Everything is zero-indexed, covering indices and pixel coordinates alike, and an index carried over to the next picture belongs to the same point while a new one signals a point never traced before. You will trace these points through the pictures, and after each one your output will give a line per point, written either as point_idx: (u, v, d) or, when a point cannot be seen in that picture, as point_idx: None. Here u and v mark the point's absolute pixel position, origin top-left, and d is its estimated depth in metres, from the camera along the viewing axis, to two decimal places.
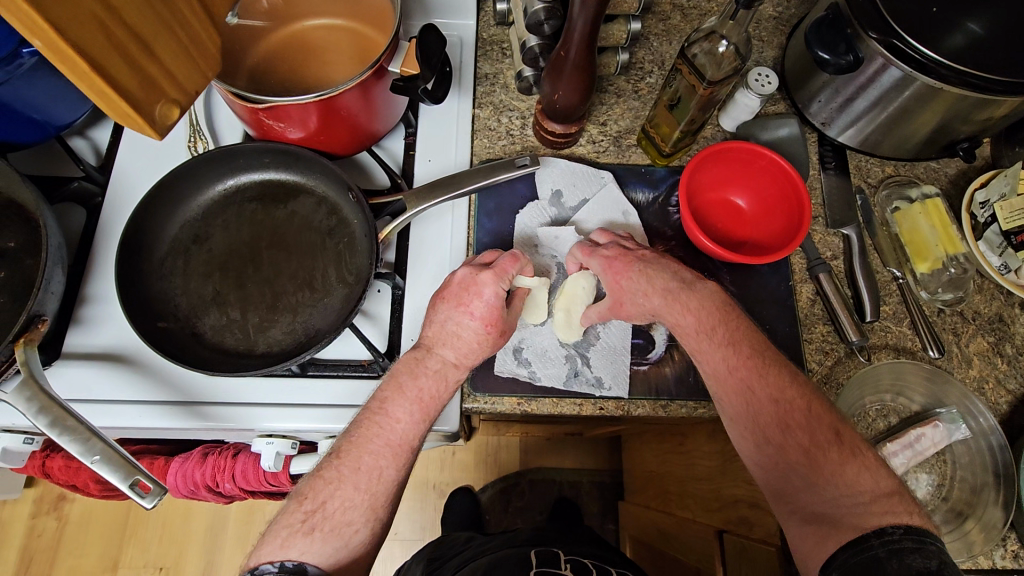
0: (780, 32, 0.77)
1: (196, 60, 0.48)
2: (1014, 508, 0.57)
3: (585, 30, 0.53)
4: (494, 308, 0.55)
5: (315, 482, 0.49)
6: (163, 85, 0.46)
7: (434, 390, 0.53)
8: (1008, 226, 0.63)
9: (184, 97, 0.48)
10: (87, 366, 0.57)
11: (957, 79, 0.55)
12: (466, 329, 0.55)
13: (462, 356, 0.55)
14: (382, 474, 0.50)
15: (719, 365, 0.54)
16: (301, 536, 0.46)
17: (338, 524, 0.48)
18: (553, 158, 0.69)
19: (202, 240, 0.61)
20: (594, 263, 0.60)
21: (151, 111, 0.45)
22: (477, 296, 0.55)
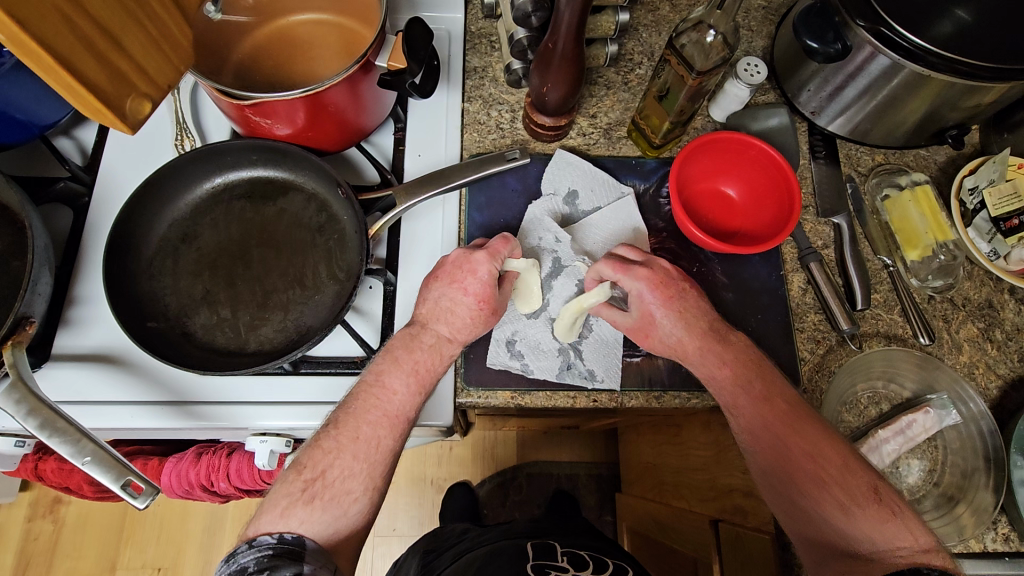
0: (769, 22, 0.77)
1: (167, 54, 0.48)
2: (1004, 491, 0.57)
3: (573, 21, 0.53)
4: (488, 286, 0.55)
5: (313, 452, 0.49)
6: (134, 78, 0.45)
7: (430, 363, 0.53)
8: (997, 212, 0.64)
9: (156, 91, 0.47)
10: (77, 367, 0.57)
11: (945, 66, 0.55)
12: (460, 306, 0.55)
13: (456, 333, 0.55)
14: (380, 443, 0.50)
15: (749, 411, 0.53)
16: (301, 505, 0.46)
17: (338, 492, 0.48)
18: (568, 154, 0.68)
19: (191, 239, 0.60)
20: (630, 280, 0.56)
21: (123, 106, 0.45)
22: (473, 275, 0.55)
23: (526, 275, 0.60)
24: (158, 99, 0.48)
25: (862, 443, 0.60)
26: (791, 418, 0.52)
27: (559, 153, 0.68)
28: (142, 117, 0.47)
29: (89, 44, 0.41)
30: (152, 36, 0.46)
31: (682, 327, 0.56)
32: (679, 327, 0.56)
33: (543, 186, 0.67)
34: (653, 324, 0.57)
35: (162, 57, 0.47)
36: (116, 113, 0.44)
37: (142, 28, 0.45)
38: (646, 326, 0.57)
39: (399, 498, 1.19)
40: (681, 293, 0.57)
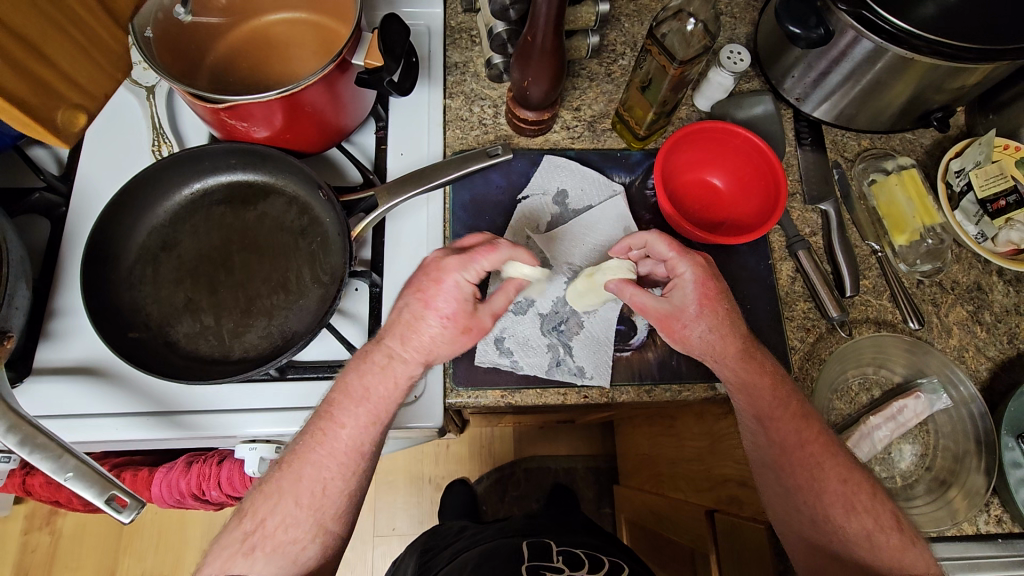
0: (752, 8, 0.76)
1: (86, 49, 0.36)
2: (996, 474, 0.57)
3: (551, 13, 0.52)
4: (457, 300, 0.50)
5: (255, 499, 0.49)
6: (59, 86, 0.35)
7: (383, 391, 0.50)
8: (984, 194, 0.65)
9: (84, 98, 0.37)
10: (60, 380, 0.56)
11: (928, 49, 0.54)
12: (423, 322, 0.50)
13: (422, 352, 0.51)
14: (325, 490, 0.49)
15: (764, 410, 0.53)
16: (240, 557, 0.46)
17: (281, 542, 0.47)
18: (554, 156, 0.68)
19: (169, 247, 0.59)
20: (685, 265, 0.55)
21: (51, 117, 0.36)
22: (442, 287, 0.50)
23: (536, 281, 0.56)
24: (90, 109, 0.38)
25: (853, 430, 0.60)
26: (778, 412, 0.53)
27: (547, 158, 0.67)
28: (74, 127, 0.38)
29: (19, 60, 0.32)
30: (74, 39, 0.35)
31: (724, 326, 0.54)
32: (716, 324, 0.54)
33: (530, 185, 0.66)
34: (691, 318, 0.54)
35: (75, 50, 0.35)
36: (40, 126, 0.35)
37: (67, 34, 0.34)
38: (678, 319, 0.55)
39: (398, 497, 1.19)
40: (726, 297, 0.55)
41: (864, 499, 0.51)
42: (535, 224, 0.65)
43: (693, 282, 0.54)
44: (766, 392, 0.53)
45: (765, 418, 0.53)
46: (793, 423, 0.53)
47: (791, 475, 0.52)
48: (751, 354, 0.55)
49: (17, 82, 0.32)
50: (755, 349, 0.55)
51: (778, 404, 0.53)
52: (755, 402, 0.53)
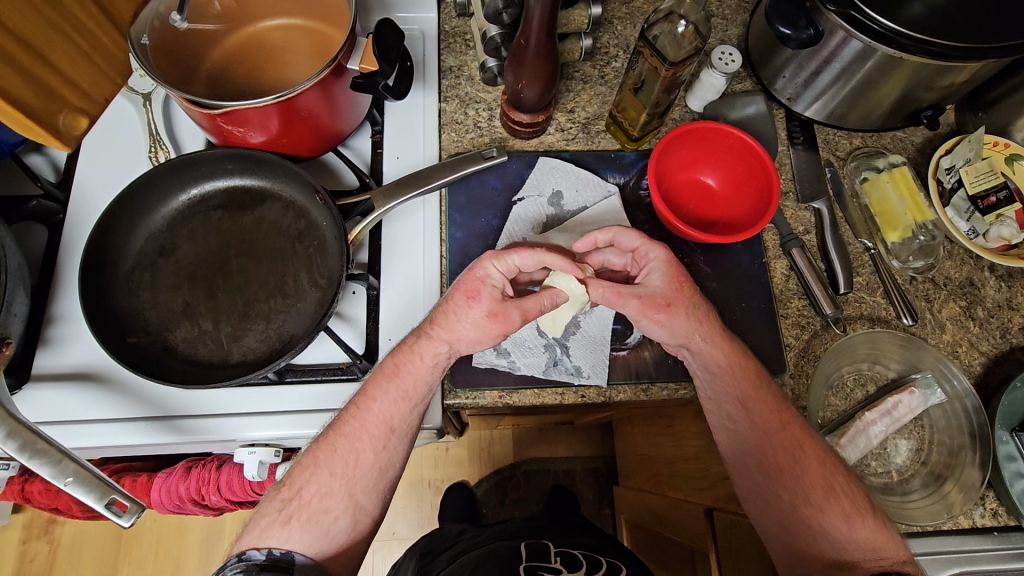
0: (743, 9, 0.77)
1: (89, 68, 0.46)
2: (990, 467, 0.58)
3: (544, 17, 0.52)
4: (486, 287, 0.53)
5: (293, 471, 0.51)
6: (64, 92, 0.45)
7: (412, 368, 0.53)
8: (975, 190, 0.66)
9: (87, 105, 0.47)
10: (59, 386, 0.56)
11: (916, 48, 0.55)
12: (453, 306, 0.53)
13: (447, 335, 0.53)
14: (359, 459, 0.51)
15: (750, 393, 0.55)
16: (278, 526, 0.48)
17: (316, 512, 0.49)
18: (548, 158, 0.68)
19: (168, 251, 0.59)
20: (654, 251, 0.57)
21: (57, 119, 0.44)
22: (476, 273, 0.53)
23: (574, 299, 0.57)
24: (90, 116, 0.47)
25: (849, 426, 0.60)
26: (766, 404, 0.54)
27: (542, 160, 0.68)
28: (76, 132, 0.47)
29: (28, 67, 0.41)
30: (74, 53, 0.45)
31: (699, 312, 0.56)
32: (688, 311, 0.55)
33: (525, 187, 0.67)
34: (665, 303, 0.55)
35: (82, 69, 0.46)
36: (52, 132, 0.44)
37: (41, 31, 0.41)
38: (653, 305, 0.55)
39: (397, 501, 1.19)
40: (694, 292, 0.57)
41: (844, 484, 0.53)
42: (532, 225, 0.65)
43: (663, 268, 0.56)
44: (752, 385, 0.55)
45: (747, 400, 0.55)
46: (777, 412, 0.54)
47: (784, 468, 0.53)
48: (722, 335, 0.56)
49: (35, 94, 0.42)
50: (733, 339, 0.57)
51: (759, 389, 0.55)
52: (741, 393, 0.55)
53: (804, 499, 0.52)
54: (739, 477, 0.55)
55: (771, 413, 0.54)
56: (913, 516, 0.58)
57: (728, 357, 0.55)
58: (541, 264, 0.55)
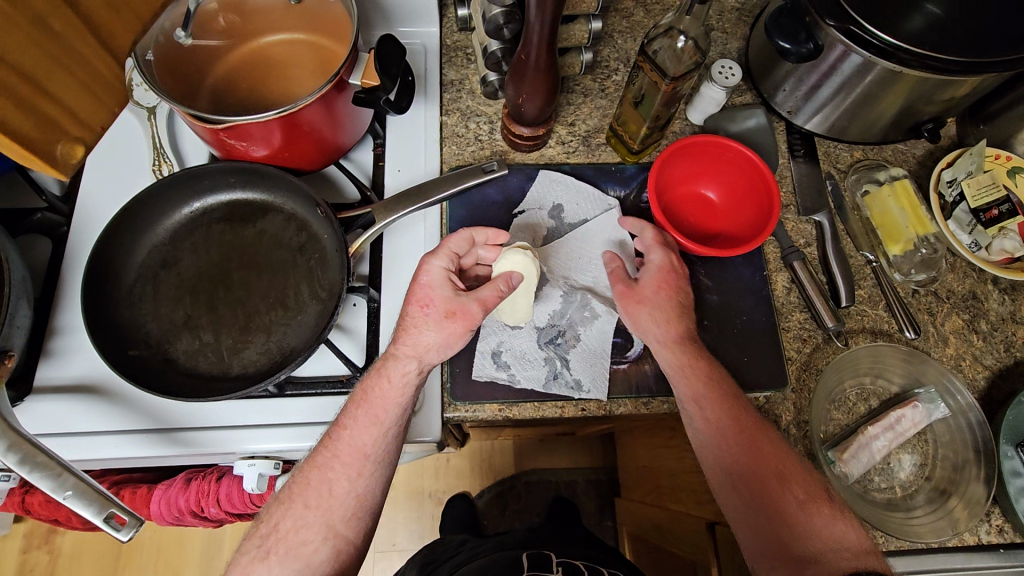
0: (743, 23, 0.77)
1: (98, 95, 0.34)
2: (996, 483, 0.57)
3: (543, 33, 0.53)
4: (430, 287, 0.53)
5: (271, 508, 0.51)
6: (59, 119, 0.33)
7: (376, 390, 0.52)
8: (977, 204, 0.65)
9: (89, 132, 0.35)
10: (59, 399, 0.57)
11: (917, 62, 0.55)
12: (408, 318, 0.53)
13: (413, 350, 0.52)
14: (333, 490, 0.50)
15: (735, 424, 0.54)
16: (258, 562, 0.48)
17: (293, 545, 0.48)
18: (547, 171, 0.68)
19: (170, 265, 0.60)
20: (655, 252, 0.59)
21: (48, 149, 0.33)
22: (423, 276, 0.54)
23: (527, 275, 0.58)
24: (92, 143, 0.35)
25: (851, 441, 0.60)
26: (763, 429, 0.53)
27: (542, 172, 0.68)
28: (74, 160, 0.35)
29: (16, 92, 0.30)
30: (56, 73, 0.31)
31: (670, 313, 0.57)
32: (667, 314, 0.57)
33: (525, 200, 0.67)
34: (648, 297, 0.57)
35: (89, 96, 0.34)
36: (36, 159, 0.33)
37: (54, 66, 0.31)
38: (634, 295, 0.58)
39: (398, 512, 1.19)
40: (682, 293, 0.58)
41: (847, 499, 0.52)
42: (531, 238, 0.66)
43: (658, 267, 0.59)
44: (733, 408, 0.54)
45: (735, 427, 0.53)
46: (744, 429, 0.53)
47: (768, 485, 0.51)
48: (696, 351, 0.56)
49: (24, 121, 0.31)
50: (700, 347, 0.57)
51: (728, 407, 0.54)
52: (721, 424, 0.53)
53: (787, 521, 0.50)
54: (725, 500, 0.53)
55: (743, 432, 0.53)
56: (918, 533, 0.57)
57: (705, 380, 0.55)
58: (472, 243, 0.59)
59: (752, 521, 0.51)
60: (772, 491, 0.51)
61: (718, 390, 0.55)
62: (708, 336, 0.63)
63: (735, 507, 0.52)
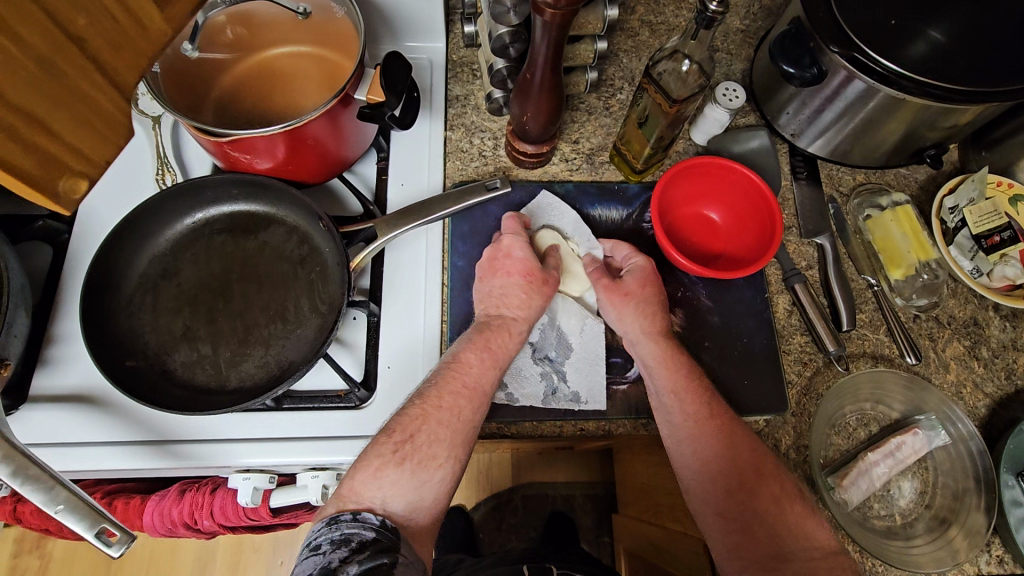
0: (747, 44, 0.78)
1: (95, 121, 0.26)
2: (996, 513, 0.57)
3: (549, 55, 0.53)
4: (527, 261, 0.59)
5: (401, 419, 0.50)
6: (67, 157, 0.26)
7: (502, 338, 0.56)
8: (978, 230, 0.65)
9: (94, 166, 0.27)
10: (54, 409, 0.56)
11: (918, 90, 0.55)
12: (510, 287, 0.58)
13: (522, 312, 0.57)
14: (462, 412, 0.51)
15: (747, 462, 0.53)
16: (393, 466, 0.47)
17: (426, 457, 0.49)
18: (546, 193, 0.68)
19: (170, 275, 0.60)
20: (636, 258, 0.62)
21: (48, 184, 0.25)
22: (514, 248, 0.60)
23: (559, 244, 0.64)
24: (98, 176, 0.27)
25: (852, 467, 0.59)
26: (765, 468, 0.53)
27: (544, 192, 0.68)
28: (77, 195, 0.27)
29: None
30: (75, 108, 0.25)
31: (650, 307, 0.59)
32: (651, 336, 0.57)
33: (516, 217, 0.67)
34: (632, 294, 0.59)
35: (81, 123, 0.25)
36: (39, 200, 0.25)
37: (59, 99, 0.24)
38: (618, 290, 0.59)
39: None
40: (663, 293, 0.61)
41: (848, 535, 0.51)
42: None
43: (641, 268, 0.61)
44: (740, 443, 0.53)
45: (742, 468, 0.52)
46: (747, 460, 0.53)
47: (773, 522, 0.51)
48: (684, 362, 0.57)
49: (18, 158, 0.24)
50: (682, 351, 0.58)
51: (721, 436, 0.53)
52: (732, 464, 0.52)
53: (784, 556, 0.49)
54: (717, 525, 0.52)
55: (747, 456, 0.53)
56: (917, 562, 0.57)
57: (704, 406, 0.54)
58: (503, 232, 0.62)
59: (749, 556, 0.50)
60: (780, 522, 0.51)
61: (717, 416, 0.54)
62: (708, 358, 0.63)
63: (732, 541, 0.51)
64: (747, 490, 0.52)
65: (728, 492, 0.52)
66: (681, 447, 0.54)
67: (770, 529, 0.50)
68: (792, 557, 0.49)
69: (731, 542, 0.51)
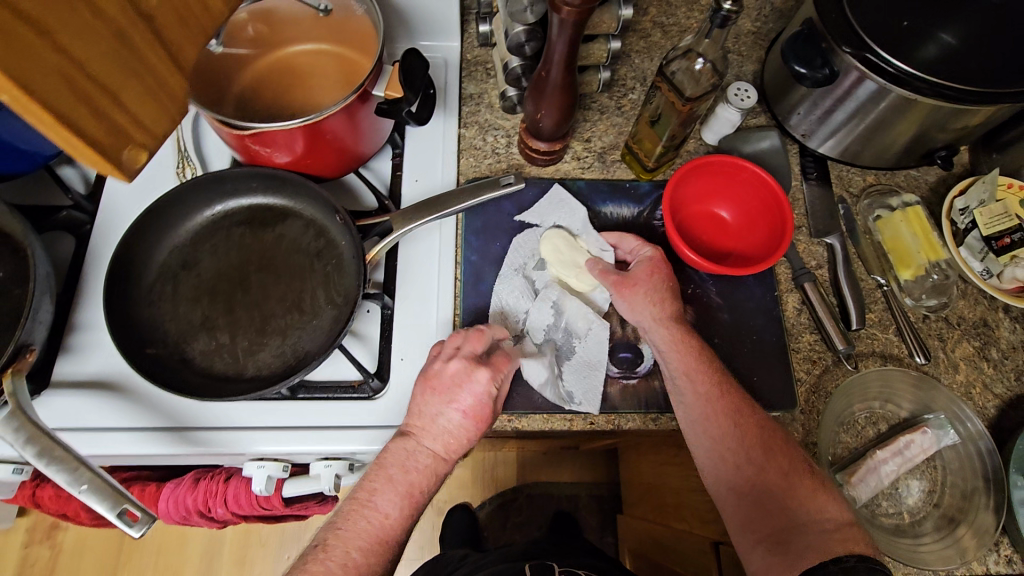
0: (759, 46, 0.78)
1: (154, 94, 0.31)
2: (1004, 512, 0.57)
3: (564, 53, 0.54)
4: (484, 405, 0.54)
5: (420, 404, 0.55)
6: (128, 125, 0.31)
7: (423, 483, 0.53)
8: (989, 231, 0.66)
9: (151, 137, 0.32)
10: (76, 394, 0.57)
11: (931, 91, 0.56)
12: (454, 423, 0.54)
13: (448, 445, 0.54)
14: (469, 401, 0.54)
15: (754, 441, 0.53)
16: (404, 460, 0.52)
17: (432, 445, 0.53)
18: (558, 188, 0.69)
19: (190, 266, 0.61)
20: (646, 250, 0.62)
21: (116, 153, 0.30)
22: (465, 390, 0.54)
23: (562, 243, 0.64)
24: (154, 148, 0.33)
25: (860, 464, 0.60)
26: (774, 450, 0.53)
27: (555, 188, 0.69)
28: (136, 166, 0.32)
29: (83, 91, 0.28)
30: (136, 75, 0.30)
31: (662, 292, 0.59)
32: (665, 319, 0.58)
33: (530, 212, 0.68)
34: (640, 282, 0.59)
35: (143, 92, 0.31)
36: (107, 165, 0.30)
37: (133, 74, 0.30)
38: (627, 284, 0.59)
39: None
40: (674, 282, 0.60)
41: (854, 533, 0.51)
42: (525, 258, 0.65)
43: (649, 258, 0.61)
44: (753, 422, 0.54)
45: (750, 448, 0.53)
46: (760, 438, 0.53)
47: (784, 496, 0.51)
48: (698, 345, 0.57)
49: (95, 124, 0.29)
50: (696, 335, 0.58)
51: (732, 413, 0.54)
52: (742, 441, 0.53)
53: (797, 528, 0.50)
54: (731, 499, 0.53)
55: (754, 432, 0.54)
56: (925, 560, 0.57)
57: (715, 384, 0.55)
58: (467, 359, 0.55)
59: (763, 530, 0.51)
60: (793, 504, 0.51)
61: (728, 397, 0.55)
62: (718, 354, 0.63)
63: (744, 518, 0.52)
64: (756, 462, 0.52)
65: (741, 465, 0.53)
66: (694, 430, 0.55)
67: (784, 504, 0.51)
68: (804, 531, 0.50)
69: (742, 517, 0.52)
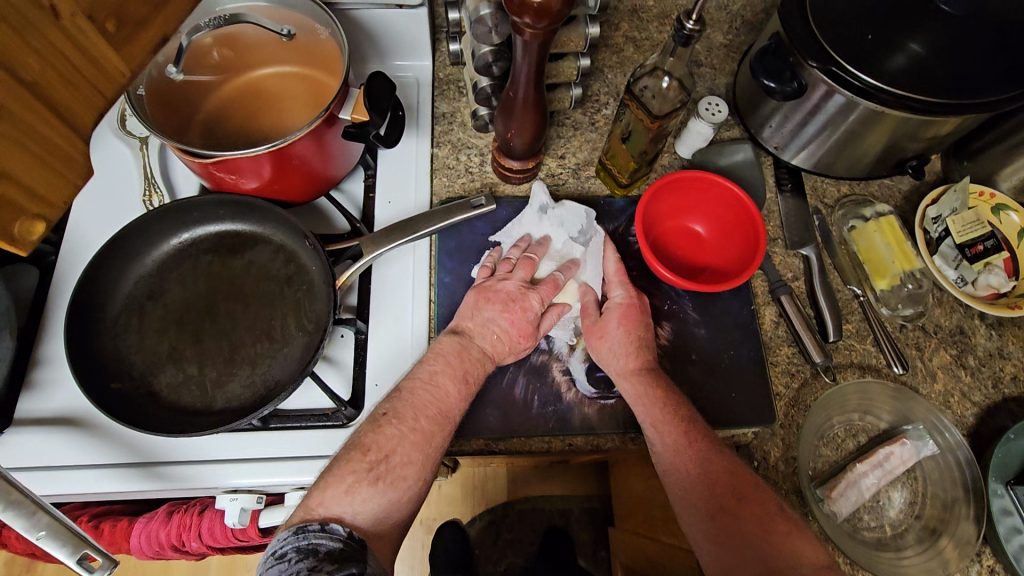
0: (731, 59, 0.79)
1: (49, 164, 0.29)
2: (985, 523, 0.57)
3: (531, 73, 0.54)
4: (532, 325, 0.58)
5: (376, 436, 0.50)
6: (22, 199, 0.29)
7: (473, 374, 0.55)
8: (962, 239, 0.66)
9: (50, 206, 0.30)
10: (39, 431, 0.56)
11: (897, 103, 0.56)
12: (502, 331, 0.58)
13: (494, 346, 0.58)
14: (433, 438, 0.51)
15: (723, 491, 0.52)
16: (366, 484, 0.47)
17: (397, 476, 0.48)
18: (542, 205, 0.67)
19: (156, 296, 0.60)
20: (619, 291, 0.61)
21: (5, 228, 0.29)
22: (519, 306, 0.58)
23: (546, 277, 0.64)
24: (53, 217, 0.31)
25: (840, 478, 0.59)
26: (744, 496, 0.52)
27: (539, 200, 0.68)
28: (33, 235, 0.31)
29: None
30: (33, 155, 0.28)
31: (627, 345, 0.58)
32: (632, 374, 0.58)
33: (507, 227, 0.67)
34: (608, 330, 0.59)
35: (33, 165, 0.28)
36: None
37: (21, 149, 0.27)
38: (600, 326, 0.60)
39: None
40: (645, 327, 0.60)
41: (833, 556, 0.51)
42: None
43: (621, 304, 0.60)
44: (721, 470, 0.53)
45: (717, 493, 0.52)
46: (728, 486, 0.53)
47: (761, 541, 0.50)
48: (665, 391, 0.57)
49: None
50: (663, 381, 0.58)
51: (700, 462, 0.54)
52: (712, 489, 0.53)
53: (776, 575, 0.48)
54: (706, 547, 0.52)
55: (723, 481, 0.53)
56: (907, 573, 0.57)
57: (683, 433, 0.55)
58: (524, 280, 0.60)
59: None
60: (771, 549, 0.49)
61: (695, 444, 0.54)
62: (696, 370, 0.63)
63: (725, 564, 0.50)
64: (728, 510, 0.52)
65: (714, 515, 0.52)
66: (668, 477, 0.54)
67: (761, 549, 0.49)
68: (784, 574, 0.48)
69: (722, 564, 0.50)
